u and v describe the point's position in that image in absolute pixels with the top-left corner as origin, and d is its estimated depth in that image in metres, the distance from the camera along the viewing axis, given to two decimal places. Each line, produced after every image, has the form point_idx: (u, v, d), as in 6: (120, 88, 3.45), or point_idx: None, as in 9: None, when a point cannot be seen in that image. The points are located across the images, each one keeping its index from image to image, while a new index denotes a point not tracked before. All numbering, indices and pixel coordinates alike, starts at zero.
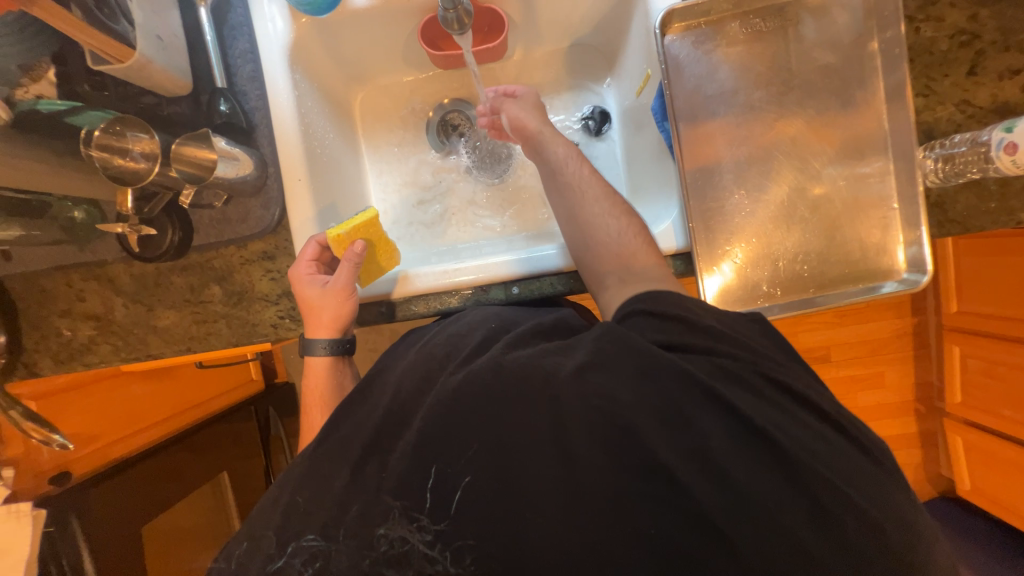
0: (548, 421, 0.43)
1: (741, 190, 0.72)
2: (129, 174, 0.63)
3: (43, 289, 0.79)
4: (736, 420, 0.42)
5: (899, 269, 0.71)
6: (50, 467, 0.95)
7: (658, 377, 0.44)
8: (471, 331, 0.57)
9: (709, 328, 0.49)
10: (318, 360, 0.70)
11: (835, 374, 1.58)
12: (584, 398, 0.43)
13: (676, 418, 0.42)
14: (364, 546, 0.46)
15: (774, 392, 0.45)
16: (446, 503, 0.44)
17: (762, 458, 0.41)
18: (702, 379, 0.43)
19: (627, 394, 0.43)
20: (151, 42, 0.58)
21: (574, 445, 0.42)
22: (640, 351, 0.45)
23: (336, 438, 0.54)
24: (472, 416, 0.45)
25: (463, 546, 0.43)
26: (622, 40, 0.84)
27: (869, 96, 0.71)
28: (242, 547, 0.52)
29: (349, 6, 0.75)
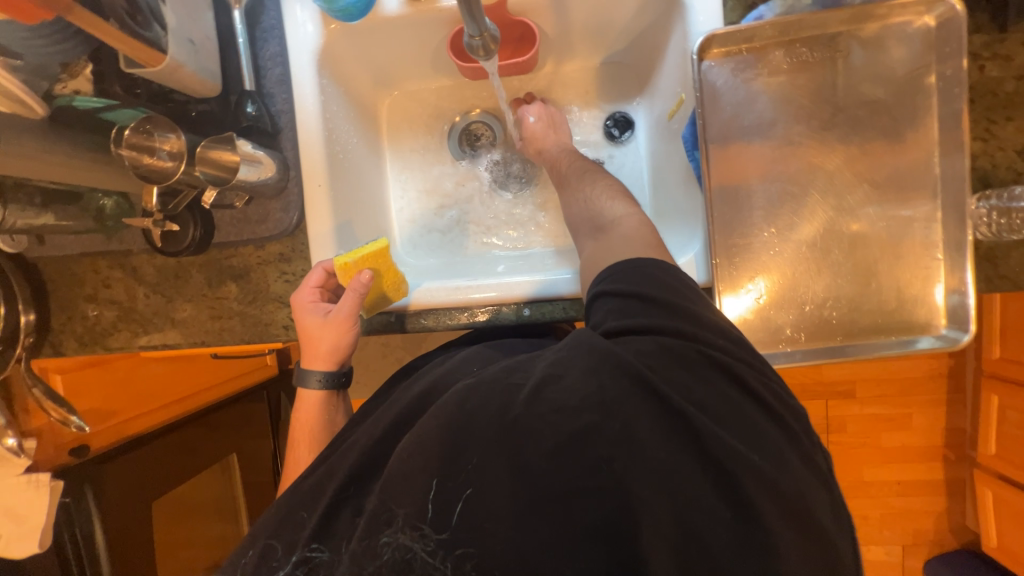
0: (496, 425, 0.42)
1: (770, 227, 0.69)
2: (156, 173, 0.64)
3: (72, 273, 0.82)
4: (691, 432, 0.39)
5: (939, 324, 0.66)
6: (71, 439, 0.98)
7: (605, 374, 0.41)
8: (456, 374, 0.55)
9: (685, 314, 0.47)
10: (310, 392, 0.72)
11: (857, 411, 1.51)
12: (533, 404, 0.41)
13: (627, 416, 0.40)
14: (366, 555, 0.43)
15: (728, 390, 0.43)
16: (447, 513, 0.41)
17: (715, 475, 0.39)
18: (658, 386, 0.40)
19: (573, 394, 0.41)
20: (183, 47, 0.59)
21: (527, 455, 0.40)
22: (593, 353, 0.43)
23: (311, 479, 0.54)
24: (431, 424, 0.44)
25: (464, 555, 0.40)
26: (657, 60, 0.81)
27: (920, 136, 0.66)
28: (249, 556, 0.52)
29: (380, 14, 0.74)
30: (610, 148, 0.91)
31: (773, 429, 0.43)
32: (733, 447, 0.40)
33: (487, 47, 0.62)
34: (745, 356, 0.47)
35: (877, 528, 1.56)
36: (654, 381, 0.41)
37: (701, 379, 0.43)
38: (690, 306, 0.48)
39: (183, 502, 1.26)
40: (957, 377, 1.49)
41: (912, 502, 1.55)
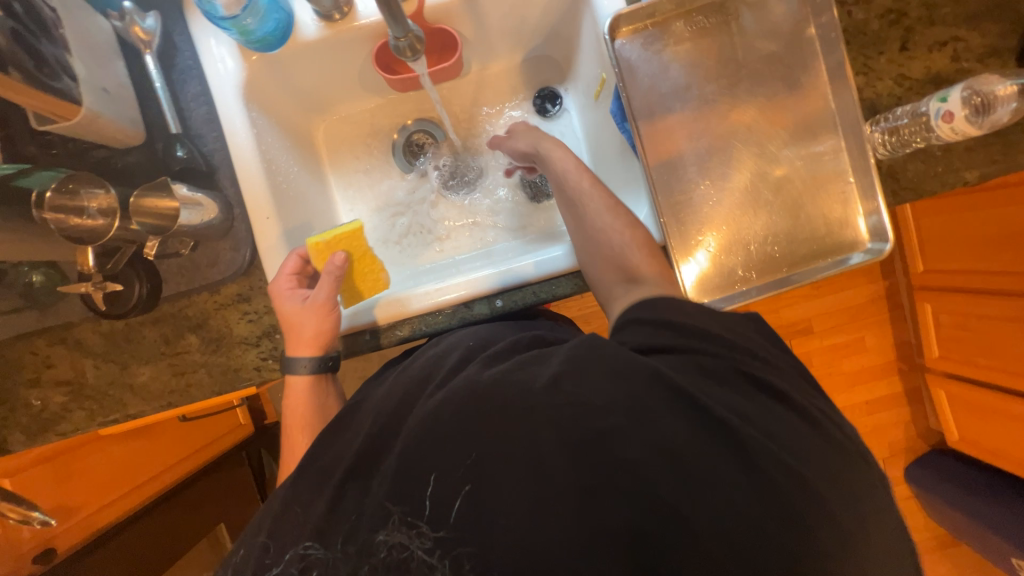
0: (525, 433, 0.44)
1: (705, 180, 0.74)
2: (88, 232, 0.60)
3: (6, 359, 0.76)
4: (714, 425, 0.43)
5: (863, 240, 0.74)
6: (34, 545, 0.89)
7: (632, 378, 0.44)
8: (445, 358, 0.58)
9: (706, 334, 0.50)
10: (300, 377, 0.69)
11: (817, 345, 1.62)
12: (560, 408, 0.44)
13: (653, 417, 0.42)
14: (365, 552, 0.47)
15: (748, 391, 0.47)
16: (445, 511, 0.45)
17: (738, 460, 0.41)
18: (686, 388, 0.43)
19: (601, 398, 0.44)
20: (97, 97, 0.57)
21: (555, 459, 0.43)
22: (618, 359, 0.45)
23: (315, 465, 0.55)
24: (444, 431, 0.46)
25: (461, 555, 0.44)
26: (575, 48, 0.86)
27: (813, 78, 0.74)
28: (240, 554, 0.53)
29: (299, 39, 0.74)
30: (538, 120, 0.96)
31: (794, 424, 0.46)
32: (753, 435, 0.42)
33: (413, 47, 0.65)
34: (766, 364, 0.50)
35: None
36: (681, 384, 0.44)
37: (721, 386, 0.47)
38: (710, 329, 0.51)
39: None
40: (895, 297, 1.63)
41: (881, 417, 1.68)
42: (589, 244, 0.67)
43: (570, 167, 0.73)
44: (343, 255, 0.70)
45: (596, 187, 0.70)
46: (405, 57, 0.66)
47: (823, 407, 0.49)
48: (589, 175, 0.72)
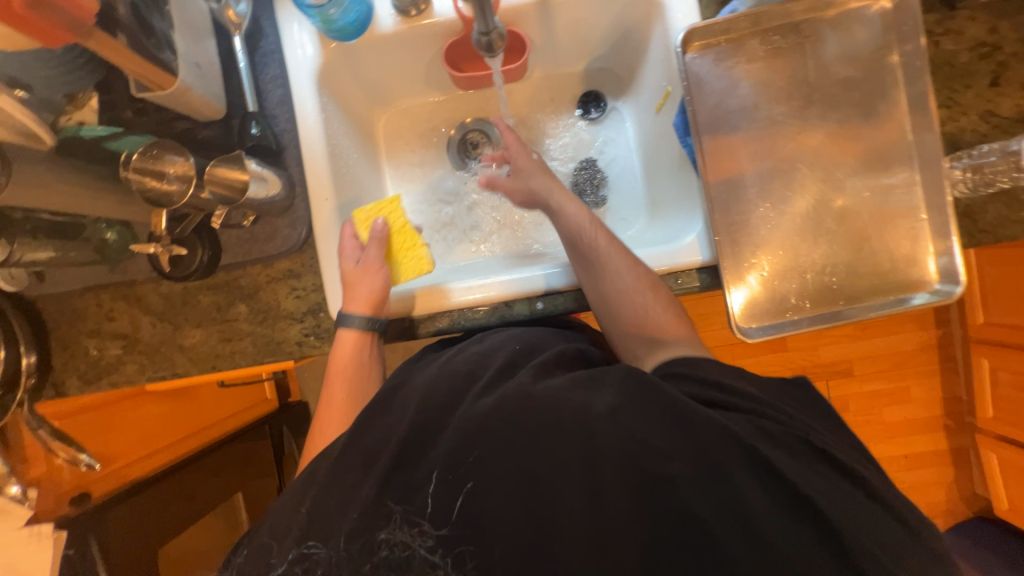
0: (582, 458, 0.47)
1: (765, 202, 0.72)
2: (164, 197, 0.64)
3: (73, 308, 0.81)
4: (764, 473, 0.46)
5: (931, 280, 0.70)
6: (72, 487, 0.93)
7: (695, 427, 0.47)
8: (494, 355, 0.61)
9: (744, 391, 0.54)
10: (349, 331, 0.71)
11: (857, 389, 1.54)
12: (618, 438, 0.47)
13: (716, 466, 0.46)
14: (364, 553, 0.49)
15: (812, 460, 0.48)
16: (446, 511, 0.49)
17: (786, 509, 0.45)
18: (739, 435, 0.47)
19: (663, 441, 0.47)
20: (190, 71, 0.61)
21: (614, 491, 0.46)
22: (673, 400, 0.49)
23: (362, 444, 0.54)
24: (500, 441, 0.49)
25: (463, 553, 0.48)
26: (640, 60, 0.86)
27: (891, 107, 0.71)
28: (243, 555, 0.54)
29: (376, 32, 0.77)
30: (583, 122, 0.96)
31: (855, 495, 0.47)
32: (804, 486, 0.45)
33: (494, 44, 0.66)
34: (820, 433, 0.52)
35: None
36: (734, 432, 0.47)
37: (772, 439, 0.49)
38: (745, 388, 0.54)
39: (188, 550, 1.19)
40: (947, 347, 1.53)
41: (921, 473, 1.57)
42: (605, 303, 0.69)
43: (585, 221, 0.73)
44: (384, 223, 0.75)
45: (615, 246, 0.71)
46: (485, 52, 0.67)
47: (883, 480, 0.50)
48: (605, 231, 0.72)
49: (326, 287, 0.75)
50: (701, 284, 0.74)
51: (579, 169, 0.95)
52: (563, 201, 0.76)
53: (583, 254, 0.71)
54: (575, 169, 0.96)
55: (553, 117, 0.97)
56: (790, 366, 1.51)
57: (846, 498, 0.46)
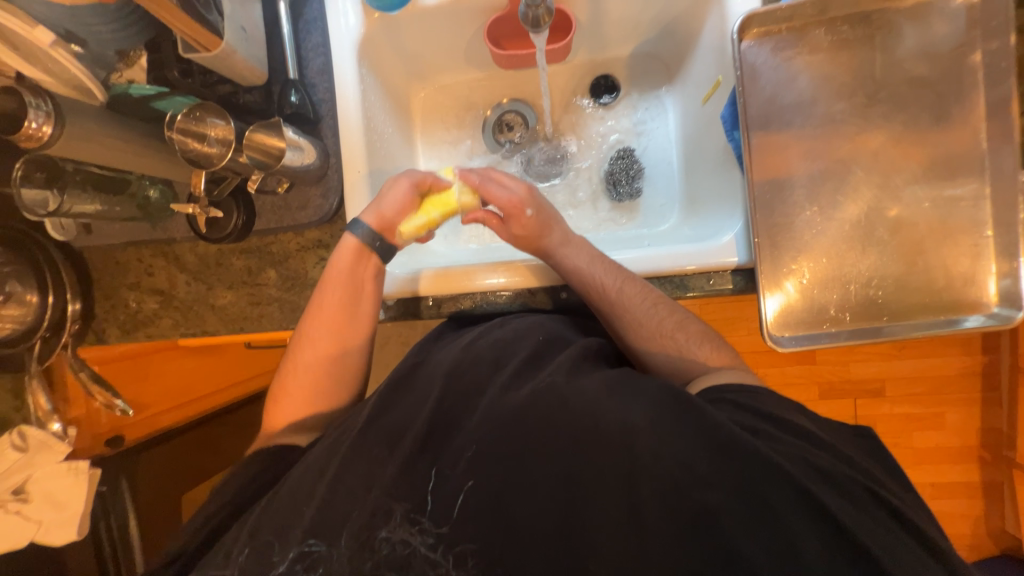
0: (621, 475, 0.47)
1: (812, 206, 0.68)
2: (205, 158, 0.65)
3: (117, 261, 0.85)
4: (813, 512, 0.44)
5: (990, 303, 0.65)
6: (106, 429, 0.98)
7: (741, 454, 0.46)
8: (518, 343, 0.61)
9: (796, 427, 0.51)
10: (355, 244, 0.70)
11: (886, 411, 1.47)
12: (658, 459, 0.47)
13: (759, 493, 0.45)
14: (364, 551, 0.48)
15: (866, 503, 0.46)
16: (449, 509, 0.49)
17: (841, 553, 0.42)
18: (789, 470, 0.45)
19: (704, 466, 0.46)
20: (235, 33, 0.61)
21: (649, 509, 0.46)
22: (717, 425, 0.48)
23: (384, 425, 0.55)
24: (538, 446, 0.50)
25: (463, 551, 0.48)
26: (690, 47, 0.81)
27: (966, 111, 0.65)
28: (244, 555, 0.49)
29: (419, 4, 0.76)
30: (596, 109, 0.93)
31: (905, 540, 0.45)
32: (856, 529, 0.43)
33: (541, 19, 0.66)
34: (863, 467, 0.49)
35: None
36: (785, 467, 0.45)
37: (824, 477, 0.46)
38: (796, 422, 0.52)
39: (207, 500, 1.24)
40: (992, 377, 1.43)
41: (945, 503, 1.50)
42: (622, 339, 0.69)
43: (595, 271, 0.69)
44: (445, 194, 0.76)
45: (633, 288, 0.67)
46: (530, 28, 0.68)
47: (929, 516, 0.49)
48: (617, 272, 0.68)
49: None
50: (734, 287, 0.70)
51: (615, 159, 0.92)
52: (568, 241, 0.71)
53: (598, 305, 0.68)
54: (611, 158, 0.92)
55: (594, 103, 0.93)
56: (816, 379, 1.46)
57: (876, 526, 0.44)
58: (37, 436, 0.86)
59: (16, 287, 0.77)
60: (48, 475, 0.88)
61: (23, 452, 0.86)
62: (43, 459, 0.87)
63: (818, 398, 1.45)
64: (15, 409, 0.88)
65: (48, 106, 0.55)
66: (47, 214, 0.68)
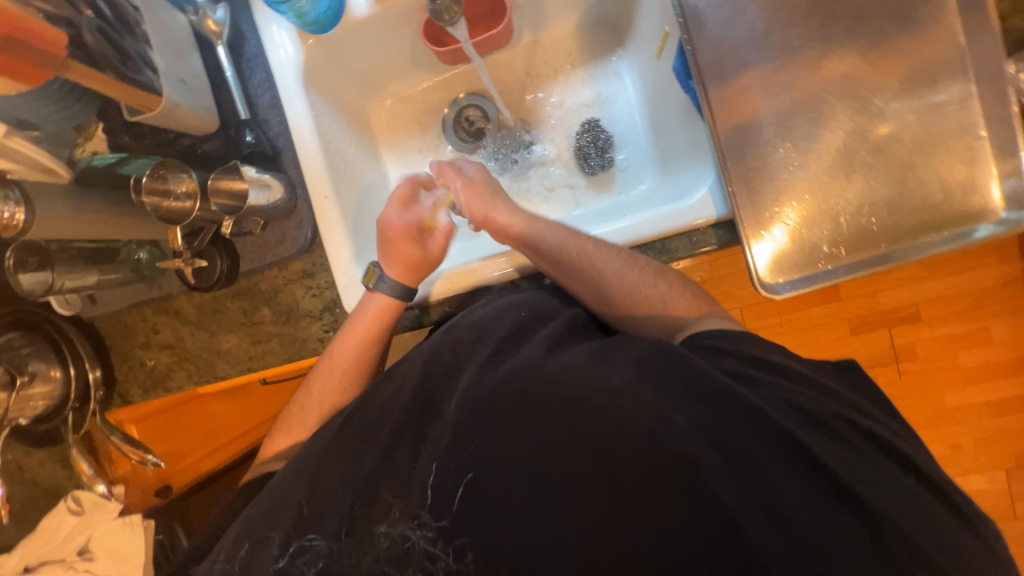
0: (602, 437, 0.46)
1: (785, 142, 0.65)
2: (178, 213, 0.67)
3: (124, 324, 0.87)
4: (797, 456, 0.44)
5: (997, 209, 0.60)
6: (154, 481, 1.06)
7: (721, 406, 0.46)
8: (500, 317, 0.60)
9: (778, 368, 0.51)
10: (382, 297, 0.71)
11: (925, 335, 1.36)
12: (637, 417, 0.46)
13: (739, 440, 0.44)
14: (364, 545, 0.48)
15: (847, 438, 0.46)
16: (445, 503, 0.47)
17: (815, 489, 0.43)
18: (772, 415, 0.45)
19: (685, 419, 0.46)
20: (175, 87, 0.63)
21: (630, 470, 0.45)
22: (700, 374, 0.47)
23: (361, 417, 0.55)
24: (520, 419, 0.48)
25: (462, 544, 0.46)
26: (636, 4, 0.79)
27: (934, 9, 0.61)
28: (245, 549, 0.51)
29: (351, 18, 0.75)
30: (497, 136, 0.93)
31: (885, 467, 0.45)
32: (840, 472, 0.43)
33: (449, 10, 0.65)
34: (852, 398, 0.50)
35: (972, 456, 1.39)
36: (766, 412, 0.45)
37: (816, 423, 0.46)
38: (782, 362, 0.52)
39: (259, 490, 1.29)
40: None
41: (1007, 422, 1.37)
42: (625, 267, 0.65)
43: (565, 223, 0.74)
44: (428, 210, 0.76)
45: (602, 249, 0.67)
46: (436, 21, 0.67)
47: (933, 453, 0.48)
48: (586, 235, 0.69)
49: (338, 282, 0.78)
50: (718, 241, 0.68)
51: (581, 133, 0.90)
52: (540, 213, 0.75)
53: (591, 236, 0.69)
54: (577, 132, 0.90)
55: (494, 133, 0.94)
56: (844, 316, 1.37)
57: (856, 458, 0.45)
58: (90, 498, 0.91)
59: (40, 365, 0.81)
60: (109, 531, 0.94)
61: (81, 515, 0.92)
62: (101, 519, 0.93)
63: (849, 334, 1.36)
64: (67, 477, 0.92)
65: (17, 194, 0.58)
66: (46, 294, 0.71)
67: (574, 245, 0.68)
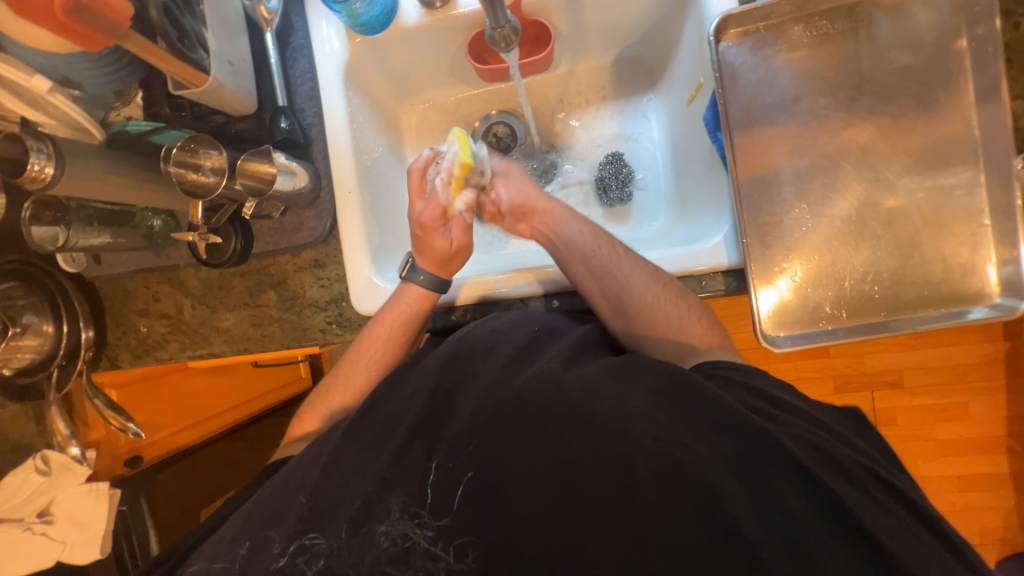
0: (620, 456, 0.47)
1: (801, 203, 0.68)
2: (201, 188, 0.67)
3: (125, 288, 0.87)
4: (810, 491, 0.44)
5: (993, 294, 0.63)
6: (126, 450, 1.00)
7: (739, 437, 0.46)
8: (514, 331, 0.61)
9: (794, 406, 0.51)
10: (414, 287, 0.72)
11: (906, 402, 1.39)
12: (655, 441, 0.46)
13: (761, 480, 0.44)
14: (364, 545, 0.49)
15: (865, 483, 0.46)
16: (447, 500, 0.49)
17: (838, 533, 0.42)
18: (791, 451, 0.45)
19: (701, 446, 0.46)
20: (223, 68, 0.64)
21: (647, 492, 0.45)
22: (718, 404, 0.48)
23: (379, 416, 0.56)
24: (536, 430, 0.49)
25: (464, 544, 0.48)
26: (673, 51, 0.82)
27: (954, 97, 0.64)
28: (246, 548, 0.51)
29: (400, 25, 0.78)
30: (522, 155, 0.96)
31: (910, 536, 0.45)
32: (861, 514, 0.43)
33: (508, 39, 0.66)
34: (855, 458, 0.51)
35: None
36: (788, 448, 0.45)
37: (829, 461, 0.46)
38: (791, 400, 0.53)
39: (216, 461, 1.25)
40: (1015, 362, 1.33)
41: (976, 497, 1.40)
42: (647, 287, 0.66)
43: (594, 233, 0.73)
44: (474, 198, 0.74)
45: (629, 262, 0.68)
46: (496, 45, 0.68)
47: None
48: (611, 246, 0.70)
49: (349, 276, 0.78)
50: (726, 288, 0.70)
51: (604, 164, 0.92)
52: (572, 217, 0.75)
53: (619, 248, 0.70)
54: (600, 163, 0.93)
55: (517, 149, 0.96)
56: (831, 373, 1.39)
57: (880, 510, 0.44)
58: (58, 460, 0.87)
59: (33, 318, 0.80)
60: (71, 497, 0.88)
61: (47, 476, 0.87)
62: (67, 482, 0.88)
63: (835, 392, 1.38)
64: (37, 433, 0.90)
65: (49, 149, 0.58)
66: (57, 249, 0.71)
67: (601, 257, 0.69)
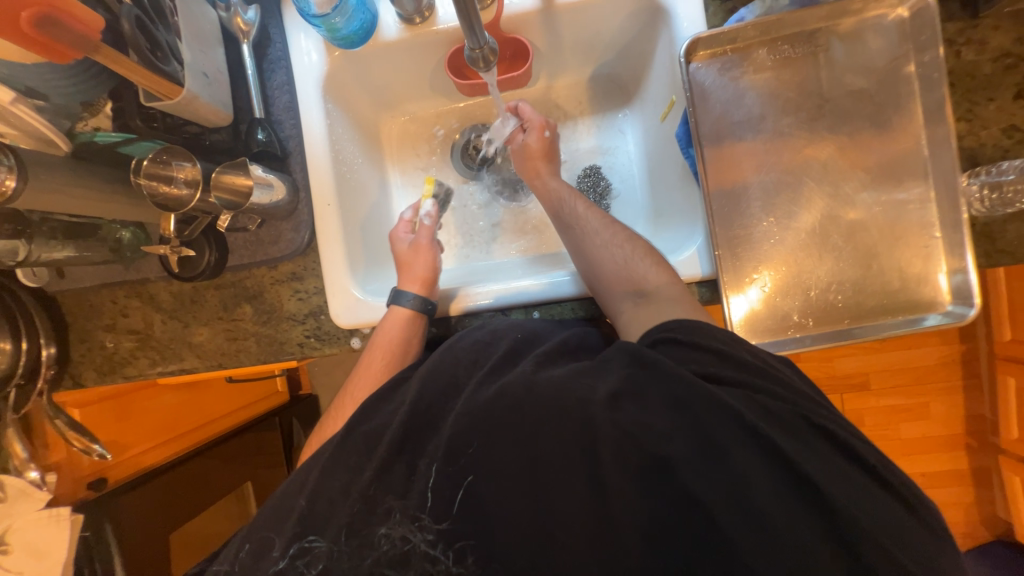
0: (586, 445, 0.47)
1: (768, 216, 0.71)
2: (173, 201, 0.66)
3: (89, 304, 0.84)
4: (794, 481, 0.43)
5: (945, 301, 0.67)
6: (88, 472, 0.95)
7: (695, 411, 0.46)
8: (495, 343, 0.62)
9: None
10: (402, 309, 0.72)
11: (873, 404, 1.45)
12: (615, 424, 0.47)
13: (728, 458, 0.44)
14: (364, 547, 0.49)
15: (843, 464, 0.46)
16: (447, 504, 0.49)
17: (810, 508, 0.42)
18: (749, 420, 0.45)
19: (662, 425, 0.46)
20: (197, 79, 0.63)
21: (620, 484, 0.45)
22: (679, 381, 0.47)
23: (365, 430, 0.56)
24: (520, 431, 0.49)
25: (463, 547, 0.47)
26: (646, 68, 0.85)
27: (905, 118, 0.69)
28: (246, 549, 0.54)
29: (379, 39, 0.78)
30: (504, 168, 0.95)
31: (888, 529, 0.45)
32: (830, 491, 0.43)
33: (485, 59, 0.68)
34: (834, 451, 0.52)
35: None
36: (746, 418, 0.45)
37: None
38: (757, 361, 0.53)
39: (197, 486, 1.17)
40: (970, 363, 1.41)
41: (939, 493, 1.47)
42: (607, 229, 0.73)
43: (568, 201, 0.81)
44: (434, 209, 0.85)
45: (596, 214, 0.76)
46: (476, 67, 0.69)
47: None
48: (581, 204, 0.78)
49: (327, 289, 0.77)
50: (701, 298, 0.73)
51: (582, 177, 0.94)
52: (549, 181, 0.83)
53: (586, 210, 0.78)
54: (579, 175, 0.95)
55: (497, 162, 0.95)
56: None
57: (881, 513, 0.43)
58: (14, 485, 0.82)
59: None
60: (30, 522, 0.84)
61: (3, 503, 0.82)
62: (24, 508, 0.83)
63: None
64: None
65: (10, 160, 0.56)
66: (17, 263, 0.68)
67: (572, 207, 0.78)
